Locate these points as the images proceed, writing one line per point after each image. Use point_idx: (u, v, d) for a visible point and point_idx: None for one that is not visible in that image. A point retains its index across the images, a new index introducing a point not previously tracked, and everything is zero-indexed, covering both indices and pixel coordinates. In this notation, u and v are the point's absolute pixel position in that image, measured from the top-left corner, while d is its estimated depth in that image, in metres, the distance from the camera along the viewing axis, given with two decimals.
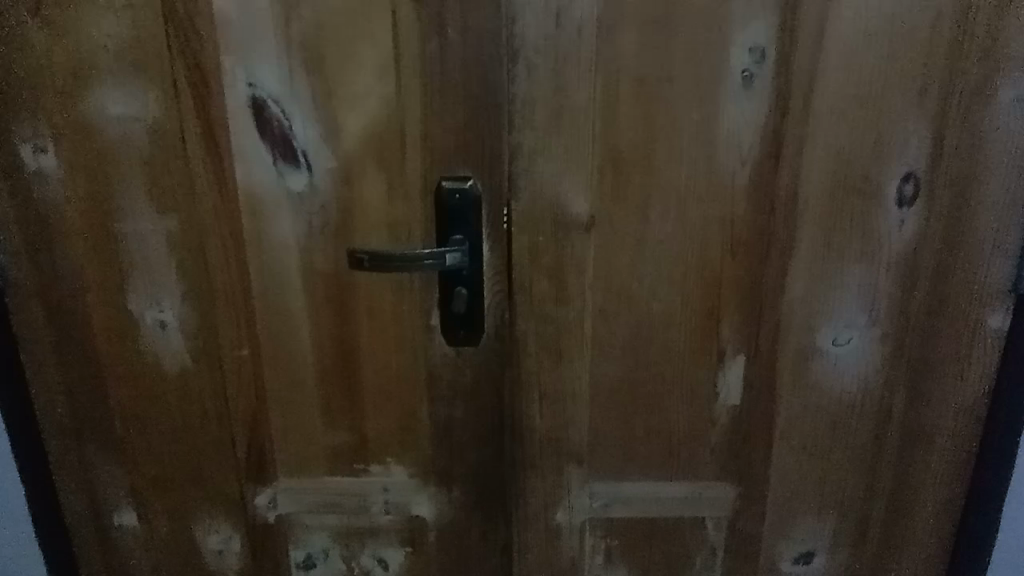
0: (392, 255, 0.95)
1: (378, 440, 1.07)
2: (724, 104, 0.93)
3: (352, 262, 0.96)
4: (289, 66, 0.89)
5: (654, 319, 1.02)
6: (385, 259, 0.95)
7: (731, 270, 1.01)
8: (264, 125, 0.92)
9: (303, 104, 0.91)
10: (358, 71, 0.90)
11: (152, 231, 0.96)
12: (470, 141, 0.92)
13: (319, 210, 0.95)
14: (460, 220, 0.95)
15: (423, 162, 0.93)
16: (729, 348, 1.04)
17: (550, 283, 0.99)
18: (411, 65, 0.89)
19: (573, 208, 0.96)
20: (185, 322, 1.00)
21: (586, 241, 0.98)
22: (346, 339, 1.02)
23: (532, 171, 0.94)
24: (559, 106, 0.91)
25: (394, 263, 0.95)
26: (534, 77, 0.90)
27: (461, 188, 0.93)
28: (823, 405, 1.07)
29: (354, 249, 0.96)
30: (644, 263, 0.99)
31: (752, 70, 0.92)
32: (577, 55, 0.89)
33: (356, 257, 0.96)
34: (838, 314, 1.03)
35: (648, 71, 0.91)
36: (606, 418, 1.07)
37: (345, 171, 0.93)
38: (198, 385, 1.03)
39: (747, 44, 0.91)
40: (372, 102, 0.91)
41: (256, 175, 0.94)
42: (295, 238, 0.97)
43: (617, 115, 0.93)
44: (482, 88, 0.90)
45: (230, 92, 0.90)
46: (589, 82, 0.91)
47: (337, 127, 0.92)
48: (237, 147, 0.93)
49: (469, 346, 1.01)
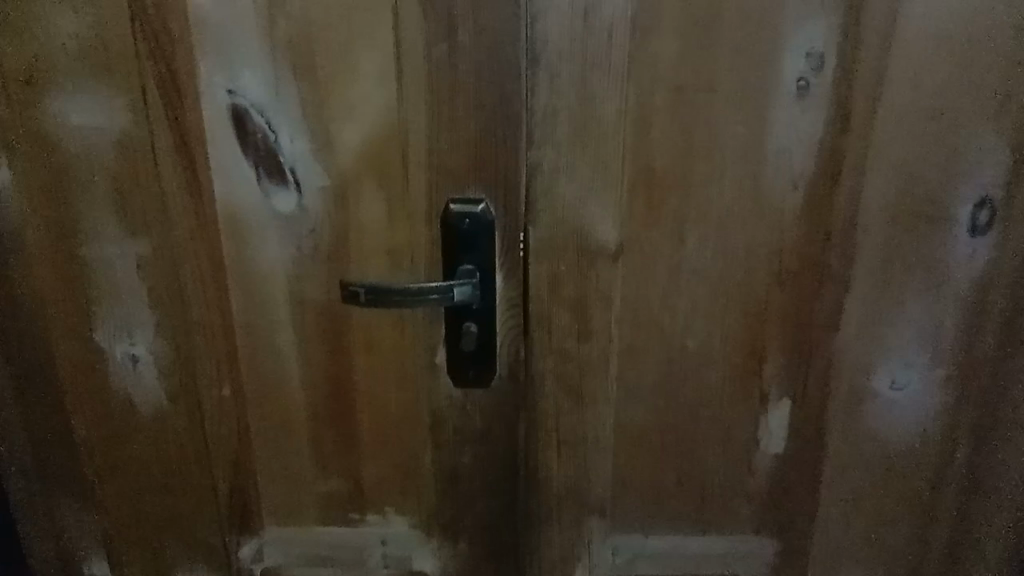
0: (394, 289, 0.82)
1: (376, 487, 0.96)
2: (775, 117, 0.81)
3: (347, 296, 0.83)
4: (275, 70, 0.77)
5: (688, 358, 0.90)
6: (387, 294, 0.82)
7: (776, 304, 0.89)
8: (246, 137, 0.80)
9: (291, 114, 0.79)
10: (354, 77, 0.78)
11: (121, 256, 0.85)
12: (482, 158, 0.80)
13: (309, 234, 0.84)
14: (469, 247, 0.82)
15: (429, 182, 0.81)
16: (772, 390, 0.93)
17: (572, 319, 0.87)
18: (415, 70, 0.77)
19: (599, 233, 0.84)
20: (159, 356, 0.89)
21: (613, 271, 0.85)
22: (340, 377, 0.90)
23: (553, 193, 0.82)
24: (586, 119, 0.79)
25: (397, 299, 0.82)
26: (556, 85, 0.78)
27: (471, 212, 0.81)
28: (876, 453, 0.95)
29: (347, 282, 0.84)
30: (678, 296, 0.88)
31: (808, 78, 0.79)
32: (607, 60, 0.77)
33: (350, 291, 0.83)
34: (896, 353, 0.91)
35: (687, 79, 0.79)
36: (632, 467, 0.95)
37: (339, 191, 0.82)
38: (176, 425, 0.93)
39: (805, 48, 0.78)
40: (370, 112, 0.79)
41: (238, 194, 0.82)
42: (282, 265, 0.85)
43: (651, 129, 0.80)
44: (497, 99, 0.78)
45: (207, 99, 0.79)
46: (620, 92, 0.78)
47: (331, 140, 0.80)
48: (215, 163, 0.81)
49: (480, 388, 0.89)
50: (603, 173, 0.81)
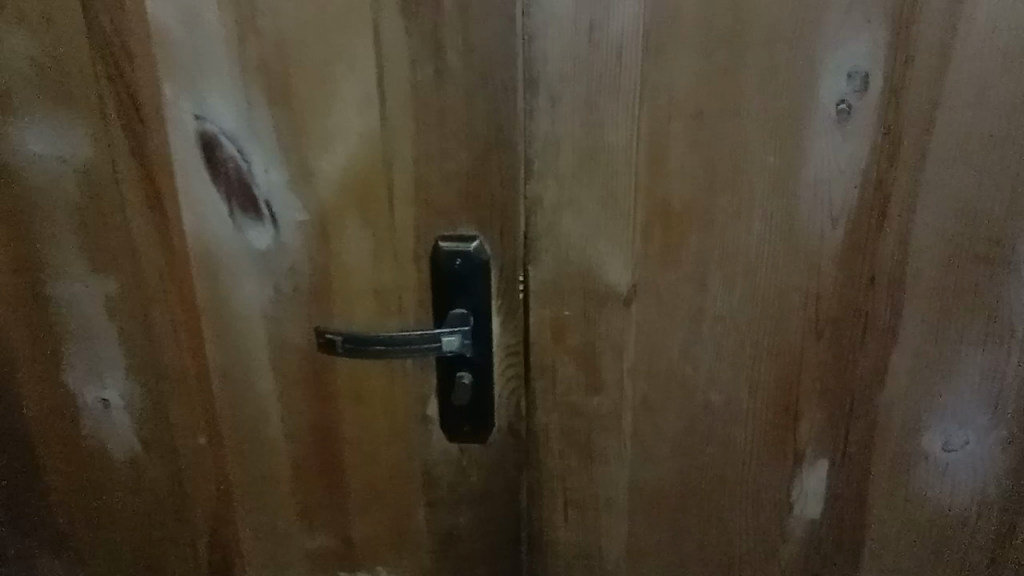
0: (374, 338, 0.74)
1: (366, 545, 0.87)
2: (812, 145, 0.71)
3: (324, 344, 0.76)
4: (246, 94, 0.70)
5: (711, 413, 0.81)
6: (366, 343, 0.74)
7: (813, 356, 0.78)
8: (216, 166, 0.72)
9: (265, 142, 0.71)
10: (332, 101, 0.69)
11: (89, 295, 0.78)
12: (476, 191, 0.71)
13: (288, 273, 0.76)
14: (461, 290, 0.73)
15: (416, 218, 0.72)
16: (808, 450, 0.82)
17: (580, 368, 0.78)
18: (399, 95, 0.68)
19: (609, 275, 0.74)
20: (131, 401, 0.83)
21: (626, 317, 0.76)
22: (325, 429, 0.82)
23: (556, 231, 0.73)
24: (592, 148, 0.70)
25: (376, 349, 0.74)
26: (557, 111, 0.69)
27: (462, 251, 0.72)
28: (928, 521, 0.84)
29: (326, 329, 0.76)
30: (701, 344, 0.78)
31: (850, 100, 0.69)
32: (616, 82, 0.68)
33: (327, 338, 0.76)
34: (950, 412, 0.80)
35: (709, 102, 0.69)
36: (650, 530, 0.85)
37: (319, 227, 0.73)
38: (152, 474, 0.85)
39: (846, 67, 0.68)
40: (351, 141, 0.70)
41: (210, 229, 0.74)
42: (260, 306, 0.77)
43: (668, 159, 0.71)
44: (492, 126, 0.69)
45: (175, 125, 0.72)
46: (631, 118, 0.69)
47: (309, 171, 0.72)
48: (184, 195, 0.74)
49: (476, 443, 0.80)
50: (613, 209, 0.72)
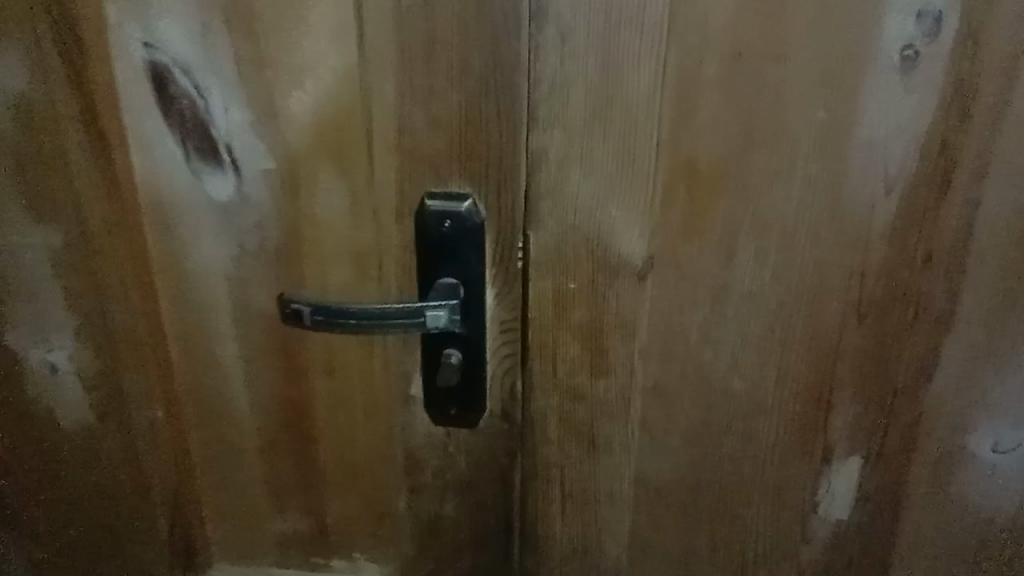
0: (351, 310, 0.64)
1: (342, 530, 0.79)
2: (868, 98, 0.60)
3: (289, 317, 0.66)
4: (202, 18, 0.59)
5: (732, 403, 0.71)
6: (342, 317, 0.64)
7: (852, 343, 0.68)
8: (169, 102, 0.62)
9: (224, 76, 0.61)
10: (302, 29, 0.58)
11: (28, 247, 0.68)
12: (468, 142, 0.61)
13: (253, 229, 0.66)
14: (450, 257, 0.63)
15: (399, 171, 0.62)
16: (839, 447, 0.73)
17: (584, 349, 0.68)
18: (381, 24, 0.57)
19: (621, 245, 0.64)
20: (81, 366, 0.73)
21: (639, 293, 0.66)
22: (295, 404, 0.73)
23: (562, 192, 0.62)
24: (608, 95, 0.59)
25: (355, 323, 0.64)
26: (568, 48, 0.58)
27: (451, 211, 0.62)
28: (968, 529, 0.75)
29: (291, 299, 0.66)
30: (724, 326, 0.68)
31: (917, 46, 0.58)
32: (639, 14, 0.57)
33: (293, 310, 0.65)
34: (1002, 410, 0.70)
35: (750, 44, 0.58)
36: (655, 527, 0.77)
37: (288, 178, 0.63)
38: (107, 446, 0.76)
39: (916, 5, 0.57)
40: (324, 77, 0.60)
41: (163, 175, 0.65)
42: (221, 265, 0.68)
43: (696, 109, 0.60)
44: (489, 65, 0.58)
45: (121, 53, 0.61)
46: (656, 60, 0.58)
47: (275, 112, 0.61)
48: (132, 134, 0.64)
49: (464, 427, 0.71)
50: (630, 167, 0.62)
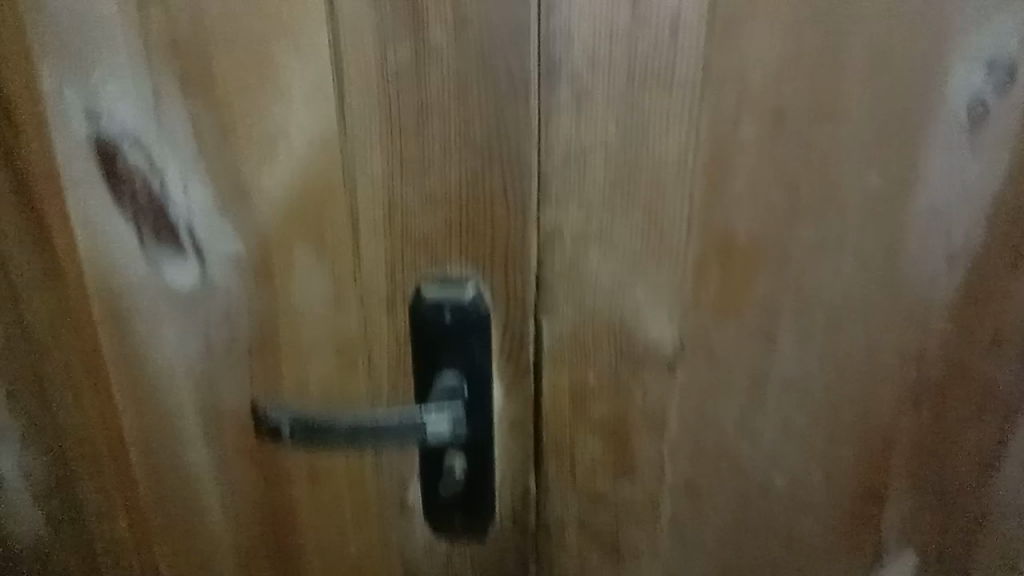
0: (333, 426, 0.55)
1: None
2: (929, 160, 0.52)
3: (268, 432, 0.57)
4: (154, 86, 0.50)
5: (774, 500, 0.63)
6: (323, 434, 0.55)
7: (908, 424, 0.61)
8: (121, 181, 0.54)
9: (182, 151, 0.52)
10: (272, 95, 0.50)
11: None
12: (471, 221, 0.52)
13: (221, 321, 0.57)
14: (453, 350, 0.55)
15: (389, 256, 0.53)
16: (891, 538, 0.65)
17: (606, 447, 0.59)
18: (364, 88, 0.49)
19: (649, 330, 0.56)
20: (31, 472, 0.68)
21: (668, 382, 0.58)
22: (274, 516, 0.63)
23: (579, 274, 0.54)
24: (632, 164, 0.51)
25: (339, 441, 0.55)
26: (585, 111, 0.49)
27: (453, 299, 0.54)
28: None
29: (268, 410, 0.58)
30: (765, 416, 0.59)
31: (986, 98, 0.51)
32: (668, 70, 0.48)
33: (271, 425, 0.57)
34: None
35: (795, 102, 0.50)
36: None
37: (260, 264, 0.54)
38: (62, 553, 0.71)
39: (986, 55, 0.50)
40: (300, 149, 0.51)
41: (115, 263, 0.56)
42: (184, 363, 0.58)
43: (732, 176, 0.52)
44: (494, 133, 0.49)
45: (62, 127, 0.52)
46: (687, 122, 0.50)
47: (243, 190, 0.53)
48: (80, 217, 0.55)
49: (471, 539, 0.62)
50: (658, 243, 0.53)
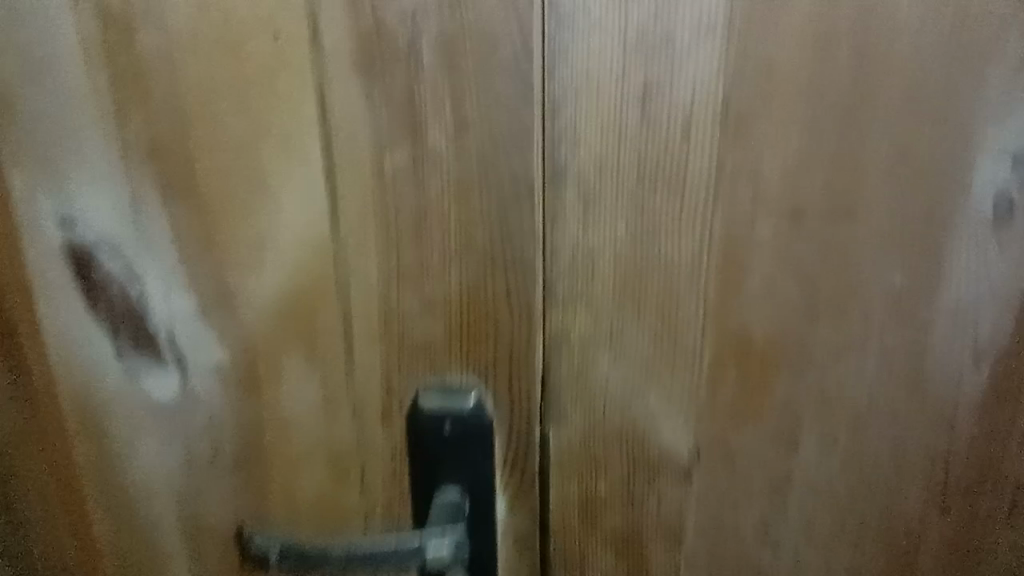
0: (326, 556, 0.50)
1: None
2: (953, 255, 0.50)
3: (252, 559, 0.53)
4: (135, 190, 0.47)
5: None
6: (315, 565, 0.50)
7: (938, 530, 0.57)
8: (96, 290, 0.50)
9: (163, 257, 0.49)
10: (259, 201, 0.47)
11: None
12: (472, 328, 0.49)
13: (203, 434, 0.53)
14: (455, 464, 0.51)
15: (385, 365, 0.50)
16: None
17: (617, 558, 0.56)
18: (358, 193, 0.46)
19: (662, 436, 0.52)
20: None
21: (683, 490, 0.54)
22: None
23: (588, 381, 0.51)
24: (643, 267, 0.48)
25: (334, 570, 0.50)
26: (593, 214, 0.47)
27: (454, 410, 0.50)
28: None
29: (250, 535, 0.53)
30: (786, 524, 0.56)
31: (1012, 192, 0.48)
32: (680, 171, 0.46)
33: (255, 553, 0.52)
34: None
35: (814, 201, 0.47)
36: None
37: (246, 373, 0.51)
38: None
39: (1011, 148, 0.47)
40: (289, 256, 0.48)
41: (90, 374, 0.52)
42: (163, 479, 0.54)
43: (748, 278, 0.49)
44: (496, 237, 0.47)
45: (33, 234, 0.49)
46: (700, 224, 0.47)
47: (228, 298, 0.49)
48: (51, 326, 0.51)
49: None
50: (671, 347, 0.50)
